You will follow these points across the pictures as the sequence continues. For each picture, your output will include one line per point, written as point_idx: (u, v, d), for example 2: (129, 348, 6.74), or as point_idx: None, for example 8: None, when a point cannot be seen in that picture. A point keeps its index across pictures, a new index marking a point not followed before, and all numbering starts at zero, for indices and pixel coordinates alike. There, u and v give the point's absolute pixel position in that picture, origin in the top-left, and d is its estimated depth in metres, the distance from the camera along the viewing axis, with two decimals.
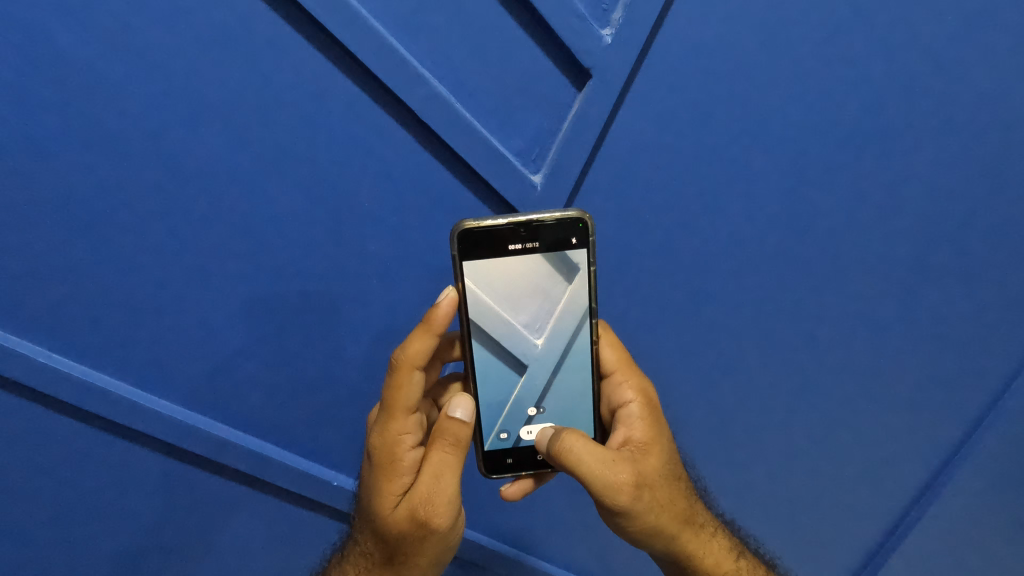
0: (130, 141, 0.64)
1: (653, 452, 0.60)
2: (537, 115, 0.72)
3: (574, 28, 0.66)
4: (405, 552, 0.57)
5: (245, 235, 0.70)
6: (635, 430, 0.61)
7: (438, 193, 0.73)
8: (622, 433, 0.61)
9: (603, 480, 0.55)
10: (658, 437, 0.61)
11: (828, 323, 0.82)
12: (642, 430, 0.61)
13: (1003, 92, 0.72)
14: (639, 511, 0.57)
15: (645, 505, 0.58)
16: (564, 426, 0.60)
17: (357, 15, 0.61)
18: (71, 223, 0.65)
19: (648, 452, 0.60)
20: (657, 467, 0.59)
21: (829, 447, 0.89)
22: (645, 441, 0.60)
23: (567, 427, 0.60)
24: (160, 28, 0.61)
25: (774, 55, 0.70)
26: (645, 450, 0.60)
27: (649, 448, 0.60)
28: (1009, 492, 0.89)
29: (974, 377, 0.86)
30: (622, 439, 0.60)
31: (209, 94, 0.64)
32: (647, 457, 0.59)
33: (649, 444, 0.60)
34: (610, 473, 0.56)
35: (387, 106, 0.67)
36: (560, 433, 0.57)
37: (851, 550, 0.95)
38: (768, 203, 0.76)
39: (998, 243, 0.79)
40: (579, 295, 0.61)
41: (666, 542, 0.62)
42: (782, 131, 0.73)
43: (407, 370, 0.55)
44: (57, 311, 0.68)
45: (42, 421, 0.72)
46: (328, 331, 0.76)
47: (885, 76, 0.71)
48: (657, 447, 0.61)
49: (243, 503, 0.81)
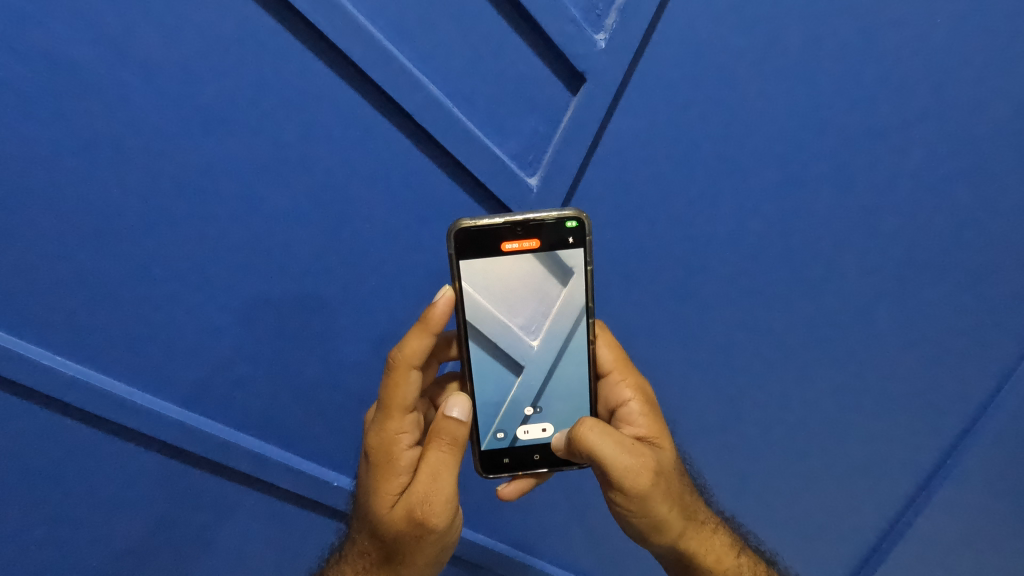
0: (128, 145, 0.64)
1: (662, 445, 0.61)
2: (532, 118, 0.72)
3: (569, 33, 0.66)
4: (402, 552, 0.57)
5: (242, 238, 0.70)
6: (643, 424, 0.61)
7: (434, 196, 0.73)
8: (628, 431, 0.61)
9: (628, 463, 0.55)
10: (664, 431, 0.62)
11: (826, 323, 0.82)
12: (650, 423, 0.61)
13: (998, 93, 0.72)
14: (655, 500, 0.57)
15: (661, 494, 0.57)
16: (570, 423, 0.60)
17: (353, 21, 0.61)
18: (71, 226, 0.66)
19: (658, 444, 0.60)
20: (669, 459, 0.60)
21: (829, 445, 0.89)
22: (654, 434, 0.61)
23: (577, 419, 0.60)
24: (157, 34, 0.61)
25: (769, 58, 0.70)
26: (656, 443, 0.61)
27: (659, 441, 0.61)
28: (1006, 491, 0.89)
29: (974, 375, 0.85)
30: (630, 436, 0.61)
31: (207, 98, 0.64)
32: (659, 448, 0.60)
33: (658, 438, 0.61)
34: (634, 457, 0.55)
35: (382, 110, 0.68)
36: (578, 421, 0.57)
37: (851, 549, 0.95)
38: (764, 204, 0.76)
39: (996, 242, 0.79)
40: (576, 295, 0.60)
41: (674, 536, 0.62)
42: (777, 133, 0.73)
43: (404, 370, 0.55)
44: (56, 314, 0.68)
45: (41, 422, 0.72)
46: (326, 333, 0.77)
47: (880, 78, 0.71)
48: (666, 440, 0.61)
49: (243, 504, 0.82)
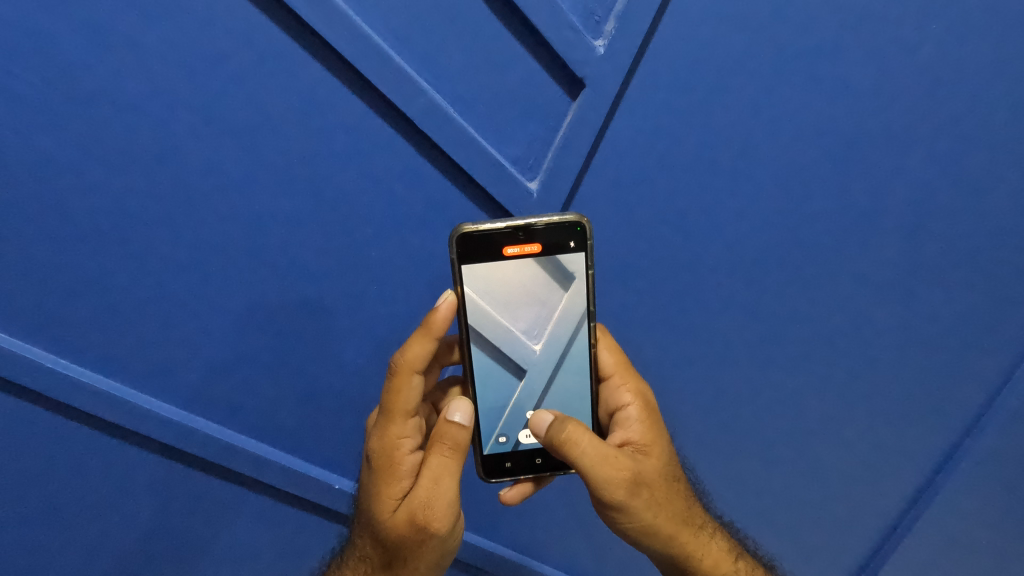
0: (128, 148, 0.64)
1: (652, 453, 0.61)
2: (532, 124, 0.72)
3: (568, 40, 0.67)
4: (404, 556, 0.57)
5: (243, 241, 0.70)
6: (634, 431, 0.61)
7: (435, 200, 0.73)
8: (620, 434, 0.61)
9: (604, 474, 0.55)
10: (657, 438, 0.62)
11: (826, 326, 0.82)
12: (641, 431, 0.61)
13: (996, 98, 0.73)
14: (636, 508, 0.58)
15: (642, 502, 0.58)
16: (562, 415, 0.57)
17: (354, 27, 0.62)
18: (74, 230, 0.66)
19: (647, 453, 0.60)
20: (657, 468, 0.60)
21: (829, 447, 0.89)
22: (644, 443, 0.61)
23: (566, 415, 0.60)
24: (159, 39, 0.61)
25: (768, 64, 0.70)
26: (645, 451, 0.60)
27: (648, 449, 0.61)
28: (1007, 492, 0.89)
29: (974, 377, 0.86)
30: (621, 440, 0.61)
31: (207, 103, 0.64)
32: (647, 457, 0.60)
33: (648, 446, 0.61)
34: (612, 468, 0.56)
35: (383, 115, 0.68)
36: (561, 424, 0.56)
37: (852, 551, 0.95)
38: (763, 208, 0.76)
39: (995, 245, 0.79)
40: (577, 300, 0.61)
41: (664, 543, 0.62)
42: (777, 138, 0.73)
43: (406, 374, 0.56)
44: (59, 317, 0.68)
45: (45, 426, 0.72)
46: (327, 337, 0.77)
47: (878, 83, 0.71)
48: (657, 448, 0.61)
49: (244, 507, 0.82)
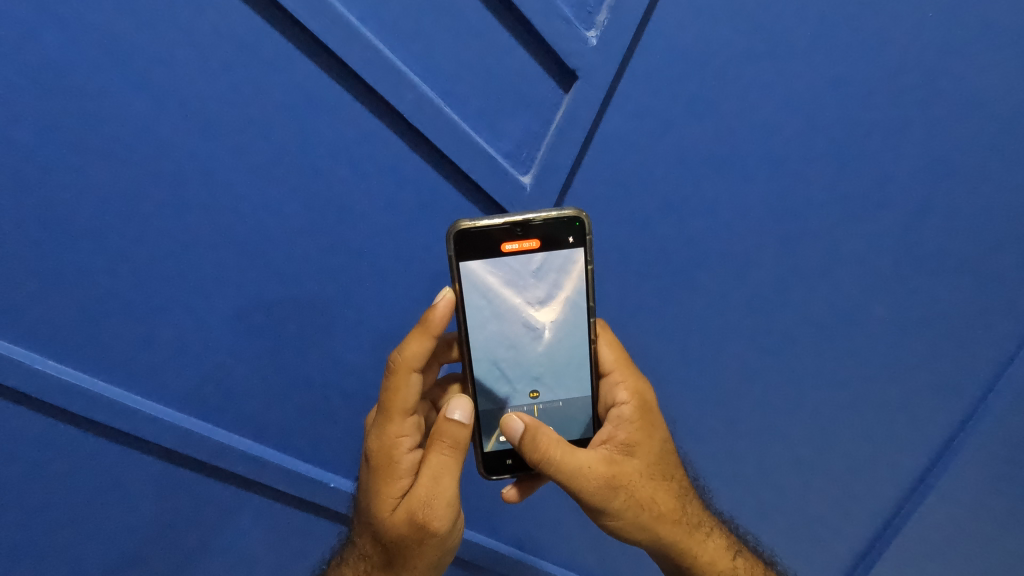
0: (118, 147, 0.64)
1: (636, 453, 0.61)
2: (525, 118, 0.71)
3: (560, 31, 0.66)
4: (404, 555, 0.57)
5: (235, 239, 0.69)
6: (620, 431, 0.61)
7: (427, 195, 0.72)
8: (607, 431, 0.61)
9: (577, 482, 0.56)
10: (643, 438, 0.61)
11: (823, 318, 0.82)
12: (627, 431, 0.60)
13: (991, 84, 0.72)
14: (615, 510, 0.58)
15: (622, 504, 0.58)
16: (532, 425, 0.55)
17: (343, 19, 0.61)
18: (67, 232, 0.65)
19: (631, 453, 0.60)
20: (639, 468, 0.60)
21: (829, 440, 0.89)
22: (628, 443, 0.60)
23: (546, 425, 0.57)
24: (147, 36, 0.61)
25: (761, 53, 0.69)
26: (630, 450, 0.60)
27: (633, 449, 0.60)
28: (1005, 480, 0.89)
29: (971, 368, 0.85)
30: (605, 437, 0.61)
31: (197, 99, 0.64)
32: (629, 458, 0.60)
33: (634, 445, 0.60)
34: (585, 477, 0.56)
35: (373, 108, 0.67)
36: (531, 436, 0.55)
37: (850, 546, 0.94)
38: (757, 199, 0.75)
39: (991, 234, 0.78)
40: (577, 296, 0.60)
41: (651, 541, 0.62)
42: (771, 128, 0.72)
43: (404, 372, 0.55)
44: (53, 320, 0.68)
45: (41, 429, 0.72)
46: (320, 334, 0.76)
47: (872, 71, 0.71)
48: (643, 448, 0.61)
49: (241, 508, 0.81)
